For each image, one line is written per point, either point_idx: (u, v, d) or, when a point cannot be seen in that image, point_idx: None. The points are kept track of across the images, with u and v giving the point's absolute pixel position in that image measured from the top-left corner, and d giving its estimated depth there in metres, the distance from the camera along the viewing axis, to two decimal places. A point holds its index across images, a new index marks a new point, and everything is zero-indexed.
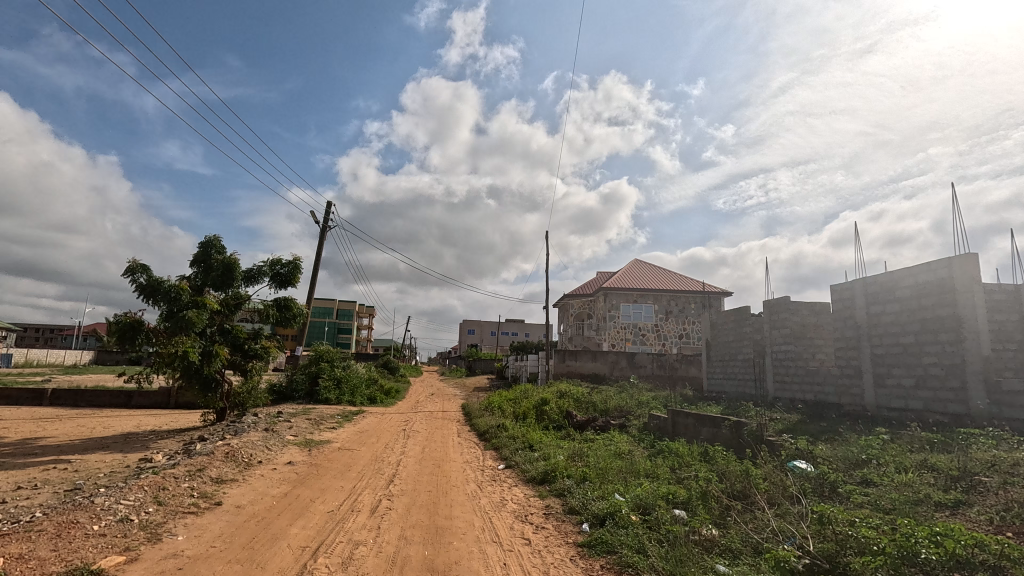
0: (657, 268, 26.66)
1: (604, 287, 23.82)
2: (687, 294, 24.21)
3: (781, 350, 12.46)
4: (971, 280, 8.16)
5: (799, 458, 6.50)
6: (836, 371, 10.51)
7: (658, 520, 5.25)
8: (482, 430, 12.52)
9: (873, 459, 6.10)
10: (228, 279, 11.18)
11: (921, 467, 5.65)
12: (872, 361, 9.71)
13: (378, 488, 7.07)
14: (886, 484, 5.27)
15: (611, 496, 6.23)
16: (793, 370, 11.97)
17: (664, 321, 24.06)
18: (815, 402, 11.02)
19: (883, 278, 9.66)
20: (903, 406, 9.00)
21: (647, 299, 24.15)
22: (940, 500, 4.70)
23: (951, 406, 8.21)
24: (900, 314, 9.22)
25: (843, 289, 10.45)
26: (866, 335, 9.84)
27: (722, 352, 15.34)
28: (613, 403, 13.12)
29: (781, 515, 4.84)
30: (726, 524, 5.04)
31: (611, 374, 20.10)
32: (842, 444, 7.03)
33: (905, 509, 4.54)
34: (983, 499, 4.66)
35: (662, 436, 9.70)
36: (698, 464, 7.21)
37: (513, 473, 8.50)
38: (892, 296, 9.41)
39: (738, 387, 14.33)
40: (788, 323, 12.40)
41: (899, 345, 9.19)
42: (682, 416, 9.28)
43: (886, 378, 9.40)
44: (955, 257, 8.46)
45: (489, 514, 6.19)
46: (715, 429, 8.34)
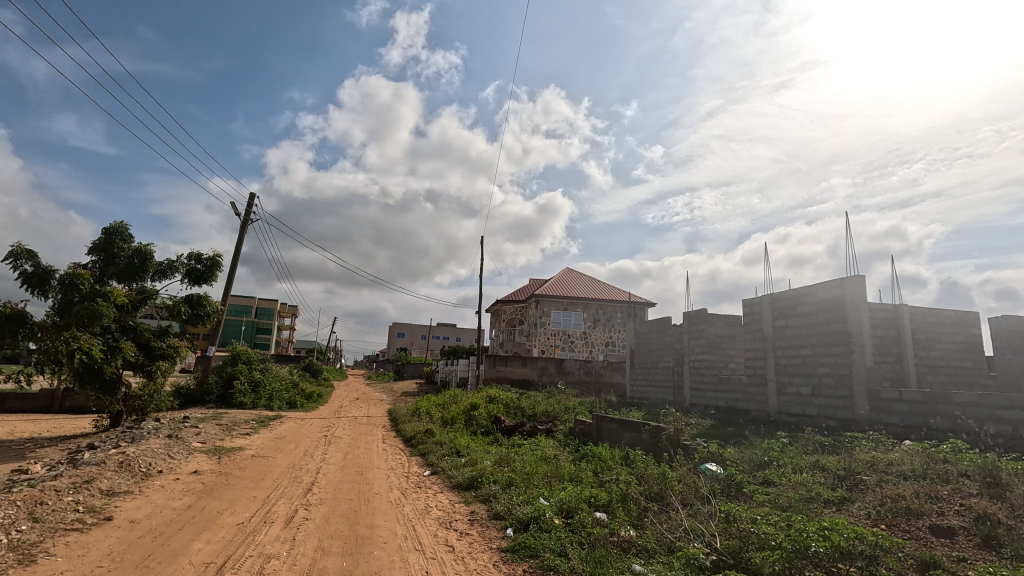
0: (587, 277, 27.55)
1: (535, 294, 24.25)
2: (615, 304, 25.05)
3: (698, 359, 13.28)
4: (859, 298, 9.11)
5: (710, 461, 6.92)
6: (746, 379, 11.36)
7: (580, 523, 5.40)
8: (409, 436, 12.22)
9: (774, 460, 6.63)
10: (133, 271, 10.22)
11: (814, 468, 6.22)
12: (776, 371, 10.58)
13: (295, 498, 6.72)
14: (784, 484, 5.74)
15: (535, 500, 6.32)
16: (707, 378, 12.78)
17: (592, 329, 24.78)
18: (727, 407, 11.84)
19: (787, 295, 10.54)
20: (801, 411, 9.90)
21: (577, 307, 24.81)
22: (828, 497, 5.18)
23: (840, 412, 9.12)
24: (800, 328, 10.12)
25: (754, 304, 11.32)
26: (771, 346, 10.72)
27: (644, 360, 16.11)
28: (541, 409, 13.35)
29: (693, 514, 5.15)
30: (643, 525, 5.27)
31: (539, 380, 20.36)
32: (748, 448, 7.59)
33: (799, 506, 4.98)
34: (863, 495, 5.18)
35: (587, 441, 9.97)
36: (619, 467, 7.51)
37: (438, 479, 8.38)
38: (795, 311, 10.29)
39: (659, 394, 15.06)
40: (705, 334, 13.21)
41: (798, 356, 10.08)
42: (606, 421, 9.61)
43: (787, 386, 10.27)
44: (847, 277, 9.41)
45: (412, 522, 6.05)
46: (637, 434, 8.68)
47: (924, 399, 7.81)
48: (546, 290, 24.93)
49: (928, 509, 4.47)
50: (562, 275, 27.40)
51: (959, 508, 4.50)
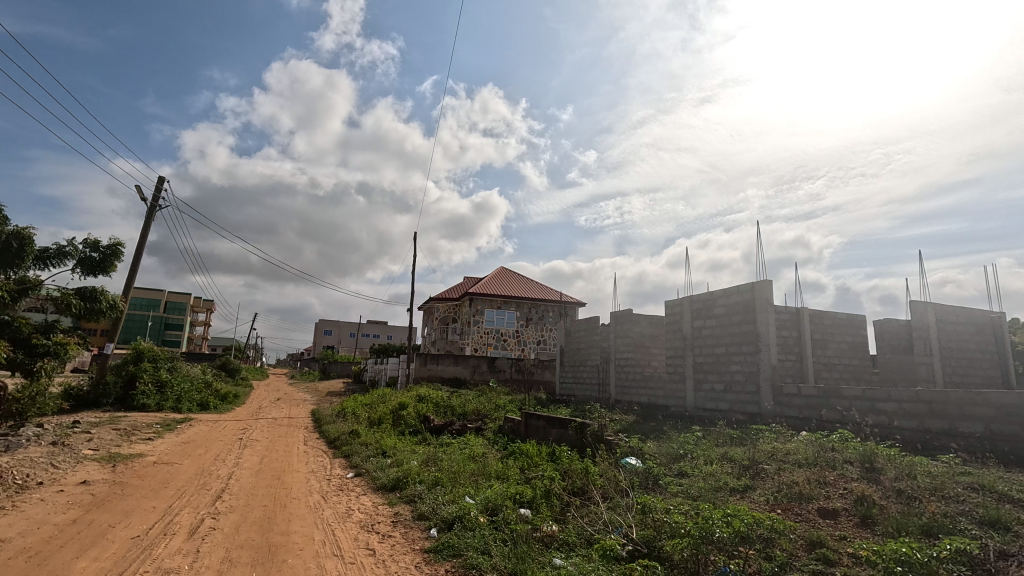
0: (520, 276, 27.82)
1: (469, 292, 24.14)
2: (547, 303, 25.46)
3: (623, 357, 13.80)
4: (766, 301, 9.85)
5: (630, 455, 7.21)
6: (666, 376, 11.96)
7: (505, 520, 5.43)
8: (333, 437, 11.74)
9: (688, 453, 7.02)
10: (10, 258, 9.06)
11: (723, 459, 6.65)
12: (693, 368, 11.21)
13: (202, 506, 6.25)
14: (696, 475, 6.09)
15: (461, 499, 6.29)
16: (631, 376, 13.32)
17: (524, 328, 25.06)
18: (648, 403, 12.42)
19: (704, 297, 11.19)
20: (714, 406, 10.57)
21: (510, 306, 24.96)
22: (734, 486, 5.55)
23: (748, 406, 9.83)
24: (716, 328, 10.78)
25: (675, 306, 11.93)
26: (690, 346, 11.35)
27: (574, 358, 16.52)
28: (471, 407, 13.32)
29: (612, 507, 5.34)
30: (565, 519, 5.40)
31: (471, 378, 20.32)
32: (666, 441, 7.99)
33: (708, 495, 5.30)
34: (764, 483, 5.61)
35: (515, 439, 10.07)
36: (545, 463, 7.64)
37: (362, 481, 8.12)
38: (711, 312, 10.95)
39: (586, 391, 15.51)
40: (630, 333, 13.74)
41: (713, 355, 10.75)
42: (534, 418, 9.76)
43: (703, 383, 10.92)
44: (757, 282, 10.15)
45: (332, 526, 5.82)
46: (563, 431, 8.88)
47: (819, 394, 8.59)
48: (480, 288, 24.90)
49: (817, 493, 4.92)
50: (496, 274, 27.48)
51: (842, 491, 4.99)
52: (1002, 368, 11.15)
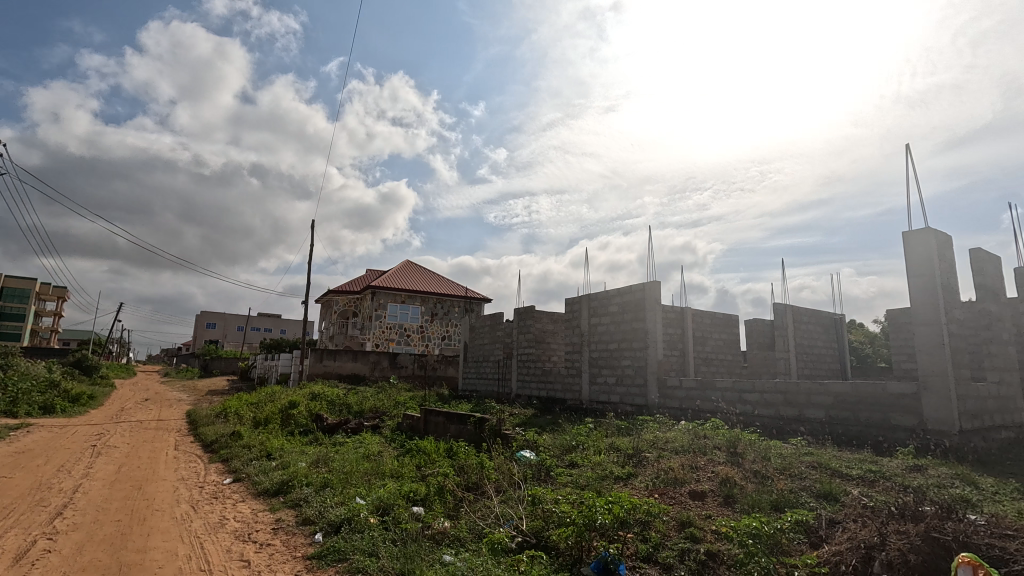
0: (426, 270, 27.33)
1: (371, 285, 23.23)
2: (452, 298, 25.24)
3: (524, 352, 14.09)
4: (655, 300, 10.55)
5: (526, 448, 7.36)
6: (564, 371, 12.42)
7: (396, 519, 5.29)
8: (210, 440, 10.69)
9: (580, 444, 7.34)
10: None
11: (610, 448, 7.03)
12: (589, 363, 11.76)
13: (34, 527, 5.35)
14: (585, 465, 6.38)
15: (351, 501, 6.02)
16: (531, 371, 13.65)
17: (428, 323, 24.68)
18: (547, 397, 12.84)
19: (600, 295, 11.73)
20: (606, 398, 11.18)
21: (414, 300, 24.41)
22: (618, 474, 5.88)
23: (636, 398, 10.52)
24: (610, 325, 11.37)
25: (574, 303, 12.39)
26: (586, 342, 11.87)
27: (477, 353, 16.59)
28: (368, 404, 12.83)
29: (505, 500, 5.41)
30: (458, 515, 5.38)
31: (370, 374, 19.60)
32: (560, 434, 8.29)
33: (595, 484, 5.57)
34: (645, 470, 6.01)
35: (413, 435, 9.87)
36: (442, 460, 7.56)
37: (241, 486, 7.48)
38: (606, 310, 11.51)
39: (488, 386, 15.66)
40: (531, 329, 14.04)
41: (607, 350, 11.34)
42: (433, 414, 9.63)
43: (597, 377, 11.49)
44: (647, 282, 10.84)
45: (200, 538, 5.27)
46: (461, 426, 8.87)
47: (696, 386, 9.41)
48: (383, 281, 24.08)
49: (689, 477, 5.37)
50: (400, 267, 26.73)
51: (710, 474, 5.49)
52: (842, 362, 12.98)
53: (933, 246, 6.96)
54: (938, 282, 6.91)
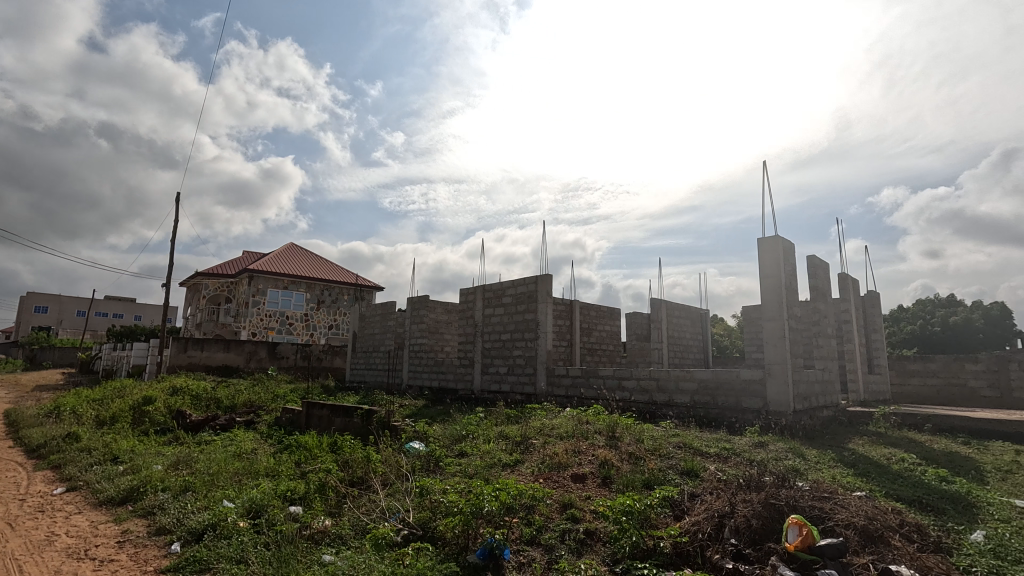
0: (312, 255, 25.59)
1: (248, 269, 21.21)
2: (341, 285, 23.87)
3: (417, 342, 13.82)
4: (547, 293, 10.90)
5: (415, 440, 7.23)
6: (457, 361, 12.41)
7: (270, 521, 4.90)
8: (36, 444, 9.05)
9: (470, 433, 7.39)
10: None
11: (500, 437, 7.17)
12: (481, 354, 11.88)
13: None
14: (475, 454, 6.43)
15: (217, 504, 5.46)
16: (423, 361, 13.44)
17: (314, 311, 23.19)
18: (438, 387, 12.77)
19: (494, 286, 11.85)
20: (497, 388, 11.39)
21: (298, 286, 22.74)
22: (506, 461, 6.02)
23: (525, 387, 10.86)
24: (503, 316, 11.55)
25: (469, 294, 12.40)
26: (480, 332, 11.97)
27: (366, 343, 15.96)
28: (242, 398, 11.74)
29: (391, 494, 5.27)
30: (340, 512, 5.13)
31: (245, 366, 17.94)
32: (451, 424, 8.27)
33: (483, 472, 5.65)
34: (532, 456, 6.22)
35: (293, 431, 9.23)
36: (324, 455, 7.15)
37: (78, 496, 6.44)
38: (500, 301, 11.66)
39: (377, 377, 15.17)
40: (425, 319, 13.79)
41: (499, 341, 11.53)
42: (316, 407, 9.09)
43: (489, 367, 11.65)
44: (540, 275, 11.15)
45: (18, 561, 4.44)
46: (347, 419, 8.48)
47: (582, 375, 9.94)
48: (262, 265, 22.10)
49: (572, 461, 5.65)
50: (283, 250, 24.73)
51: (591, 457, 5.82)
52: (705, 351, 14.51)
53: (780, 252, 8.01)
54: (783, 283, 7.99)
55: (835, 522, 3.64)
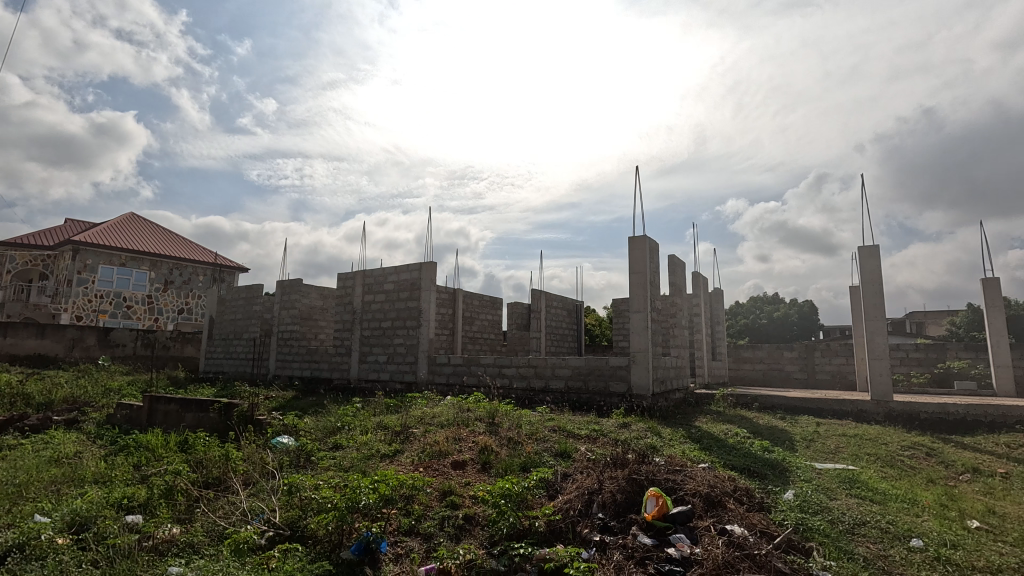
0: (160, 228, 22.29)
1: (72, 240, 17.80)
2: (195, 264, 21.14)
3: (287, 329, 12.80)
4: (431, 281, 10.73)
5: (283, 434, 6.70)
6: (332, 349, 11.75)
7: (100, 535, 4.20)
8: None
9: (345, 425, 7.05)
10: None
11: (378, 427, 6.94)
12: (359, 342, 11.38)
13: None
14: (350, 446, 6.15)
15: (25, 520, 4.54)
16: (294, 349, 12.50)
17: (160, 293, 20.28)
18: (310, 377, 11.99)
19: (376, 272, 11.37)
20: (375, 377, 11.01)
21: (140, 264, 19.67)
22: (384, 452, 5.85)
23: (406, 375, 10.64)
24: (384, 303, 11.16)
25: (347, 279, 11.78)
26: (358, 319, 11.45)
27: (226, 330, 14.40)
28: (61, 393, 9.89)
29: (254, 494, 4.83)
30: (191, 518, 4.58)
31: (65, 356, 14.99)
32: (324, 415, 7.81)
33: (359, 464, 5.42)
34: (411, 445, 6.12)
35: (131, 429, 8.01)
36: (172, 455, 6.32)
37: None
38: (381, 288, 11.23)
39: (239, 367, 13.80)
40: (297, 305, 12.79)
41: (379, 328, 11.14)
42: (163, 401, 7.99)
43: (367, 355, 11.21)
44: (424, 262, 10.94)
45: None
46: (202, 414, 7.59)
47: (463, 363, 10.00)
48: (92, 236, 18.71)
49: (452, 449, 5.68)
50: (120, 220, 21.19)
51: (471, 444, 5.90)
52: (579, 340, 15.48)
53: (647, 251, 8.79)
54: (648, 279, 8.80)
55: (685, 491, 4.13)
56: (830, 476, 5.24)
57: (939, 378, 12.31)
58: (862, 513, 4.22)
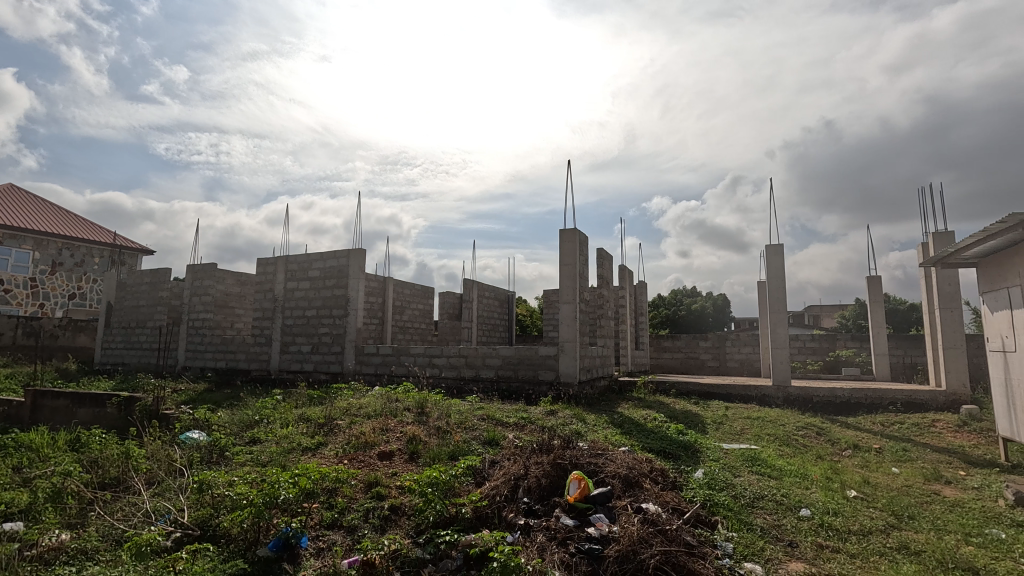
0: (44, 204, 19.76)
1: None
2: (89, 245, 18.96)
3: (199, 318, 11.89)
4: (360, 269, 10.37)
5: (193, 429, 6.24)
6: (250, 339, 11.09)
7: None
8: None
9: (263, 418, 6.69)
10: None
11: (299, 420, 6.64)
12: (281, 331, 10.82)
13: None
14: (269, 440, 5.85)
15: None
16: (207, 339, 11.66)
17: (47, 275, 17.94)
18: (226, 369, 11.25)
19: (300, 258, 10.82)
20: (298, 367, 10.53)
21: (21, 242, 17.31)
22: (306, 445, 5.62)
23: (331, 366, 10.27)
24: (308, 291, 10.67)
25: (269, 264, 11.13)
26: (280, 307, 10.87)
27: (127, 318, 13.14)
28: None
29: (160, 493, 4.48)
30: (83, 523, 4.17)
31: None
32: (240, 409, 7.37)
33: (278, 459, 5.18)
34: (335, 437, 5.93)
35: (9, 428, 7.12)
36: (60, 455, 5.70)
37: None
38: (305, 275, 10.72)
39: (142, 358, 12.66)
40: (211, 292, 11.89)
41: (303, 317, 10.64)
42: (50, 396, 7.18)
43: (289, 345, 10.69)
44: (353, 249, 10.54)
45: None
46: (98, 410, 6.90)
47: (392, 353, 9.81)
48: None
49: (379, 439, 5.57)
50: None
51: (399, 434, 5.82)
52: (509, 330, 15.66)
53: (577, 244, 9.04)
54: (577, 271, 9.05)
55: (605, 474, 4.33)
56: (735, 455, 5.71)
57: (829, 364, 13.73)
58: (761, 488, 4.64)
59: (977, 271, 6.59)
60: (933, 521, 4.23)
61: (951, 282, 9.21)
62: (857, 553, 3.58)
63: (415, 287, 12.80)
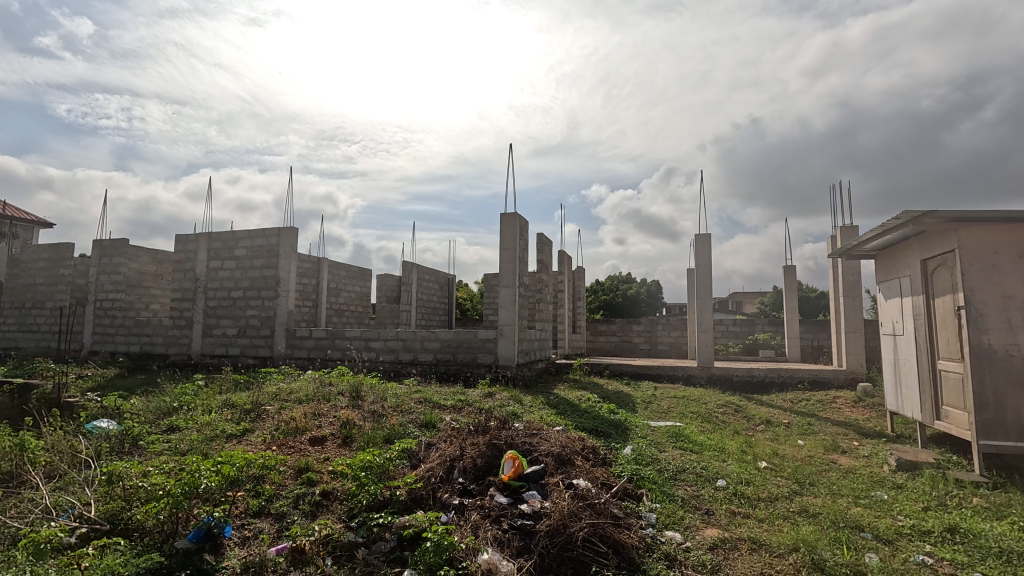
0: None
1: None
2: None
3: (107, 298, 10.91)
4: (291, 248, 9.87)
5: (102, 418, 5.75)
6: (167, 322, 10.33)
7: None
8: None
9: (184, 405, 6.28)
10: None
11: (223, 406, 6.29)
12: (203, 313, 10.15)
13: None
14: (189, 427, 5.52)
15: None
16: (118, 322, 10.73)
17: None
18: (140, 353, 10.43)
19: (224, 236, 10.15)
20: (223, 352, 9.95)
21: None
22: (231, 432, 5.35)
23: (260, 349, 9.79)
24: (234, 271, 10.05)
25: (189, 242, 10.38)
26: (202, 288, 10.19)
27: (21, 298, 11.82)
28: None
29: (61, 488, 4.11)
30: None
31: None
32: (155, 396, 6.87)
33: (200, 446, 4.91)
34: (263, 424, 5.68)
35: None
36: None
37: None
38: (231, 254, 10.08)
39: (40, 342, 11.47)
40: (122, 270, 10.91)
41: (229, 298, 10.03)
42: None
43: (213, 328, 10.06)
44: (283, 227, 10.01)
45: None
46: None
47: (326, 336, 9.48)
48: None
49: (310, 425, 5.40)
50: None
51: (332, 419, 5.67)
52: (449, 314, 15.58)
53: (518, 227, 9.09)
54: (517, 255, 9.13)
55: (539, 452, 4.46)
56: (661, 432, 6.03)
57: (748, 347, 14.76)
58: (683, 462, 4.96)
59: (876, 262, 7.25)
60: (830, 486, 4.70)
61: (855, 272, 10.11)
62: (764, 517, 3.92)
63: (352, 268, 12.41)
